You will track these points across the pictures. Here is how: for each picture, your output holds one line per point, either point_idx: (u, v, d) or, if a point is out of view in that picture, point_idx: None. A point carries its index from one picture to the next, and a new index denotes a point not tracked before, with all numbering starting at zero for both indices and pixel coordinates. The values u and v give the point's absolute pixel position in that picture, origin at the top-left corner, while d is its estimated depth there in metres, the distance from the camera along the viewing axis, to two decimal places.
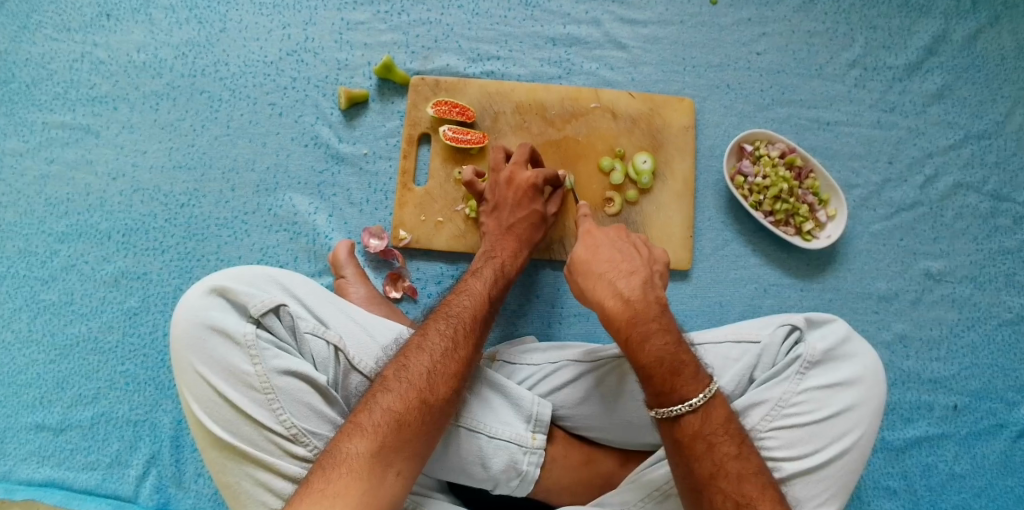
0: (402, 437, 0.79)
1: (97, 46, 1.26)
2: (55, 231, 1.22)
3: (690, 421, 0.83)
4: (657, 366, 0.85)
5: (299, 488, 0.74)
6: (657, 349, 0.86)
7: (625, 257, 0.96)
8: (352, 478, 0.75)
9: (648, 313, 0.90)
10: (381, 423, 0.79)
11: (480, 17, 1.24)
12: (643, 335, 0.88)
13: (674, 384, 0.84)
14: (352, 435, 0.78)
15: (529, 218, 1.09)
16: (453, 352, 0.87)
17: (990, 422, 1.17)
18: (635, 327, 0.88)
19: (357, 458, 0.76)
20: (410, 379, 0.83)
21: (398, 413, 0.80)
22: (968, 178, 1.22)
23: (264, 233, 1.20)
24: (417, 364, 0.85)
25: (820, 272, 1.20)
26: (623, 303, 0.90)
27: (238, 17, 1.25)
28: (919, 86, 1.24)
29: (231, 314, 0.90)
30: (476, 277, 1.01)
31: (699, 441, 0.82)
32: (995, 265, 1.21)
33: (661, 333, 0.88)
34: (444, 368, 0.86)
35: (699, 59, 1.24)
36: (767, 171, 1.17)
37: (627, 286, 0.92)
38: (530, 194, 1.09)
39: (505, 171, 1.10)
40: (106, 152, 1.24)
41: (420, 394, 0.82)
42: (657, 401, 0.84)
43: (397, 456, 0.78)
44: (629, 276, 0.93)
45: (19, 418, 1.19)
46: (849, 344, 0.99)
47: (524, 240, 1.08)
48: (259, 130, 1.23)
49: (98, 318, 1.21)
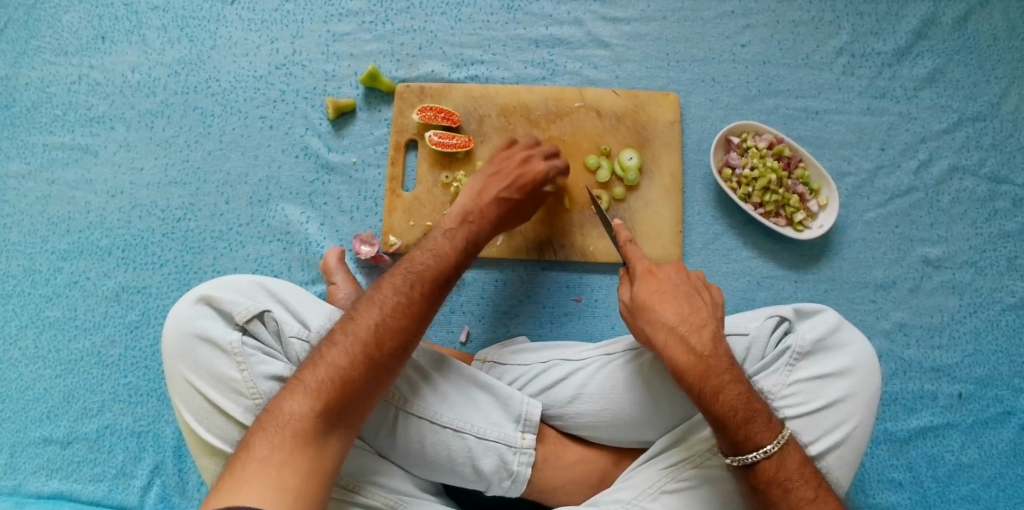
0: (346, 396, 0.79)
1: (94, 68, 1.30)
2: (58, 249, 1.26)
3: (766, 467, 0.85)
4: (732, 416, 0.85)
5: (239, 450, 0.75)
6: (731, 399, 0.86)
7: (693, 307, 0.92)
8: (293, 439, 0.75)
9: (719, 367, 0.87)
10: (324, 381, 0.79)
11: (463, 23, 1.25)
12: (718, 387, 0.86)
13: (748, 431, 0.85)
14: (294, 395, 0.78)
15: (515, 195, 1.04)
16: (405, 307, 0.85)
17: (996, 409, 1.15)
18: (709, 381, 0.86)
19: (297, 417, 0.77)
20: (356, 334, 0.83)
21: (342, 370, 0.80)
22: (963, 161, 1.20)
23: (258, 244, 1.22)
24: (365, 318, 0.84)
25: (814, 263, 1.18)
26: (696, 357, 0.88)
27: (228, 34, 1.28)
28: (909, 71, 1.22)
29: (219, 323, 0.92)
30: (441, 233, 0.97)
31: (775, 486, 0.84)
32: (996, 249, 1.18)
33: (736, 383, 0.87)
34: (393, 322, 0.84)
35: (683, 54, 1.23)
36: (755, 163, 1.16)
37: (701, 342, 0.89)
38: (537, 182, 1.06)
39: (522, 152, 1.08)
40: (105, 170, 1.27)
41: (366, 350, 0.82)
42: (733, 449, 0.85)
43: (339, 415, 0.78)
44: (701, 329, 0.90)
45: (29, 431, 1.22)
46: (840, 333, 0.97)
47: (502, 203, 1.03)
48: (251, 143, 1.25)
49: (101, 332, 1.24)
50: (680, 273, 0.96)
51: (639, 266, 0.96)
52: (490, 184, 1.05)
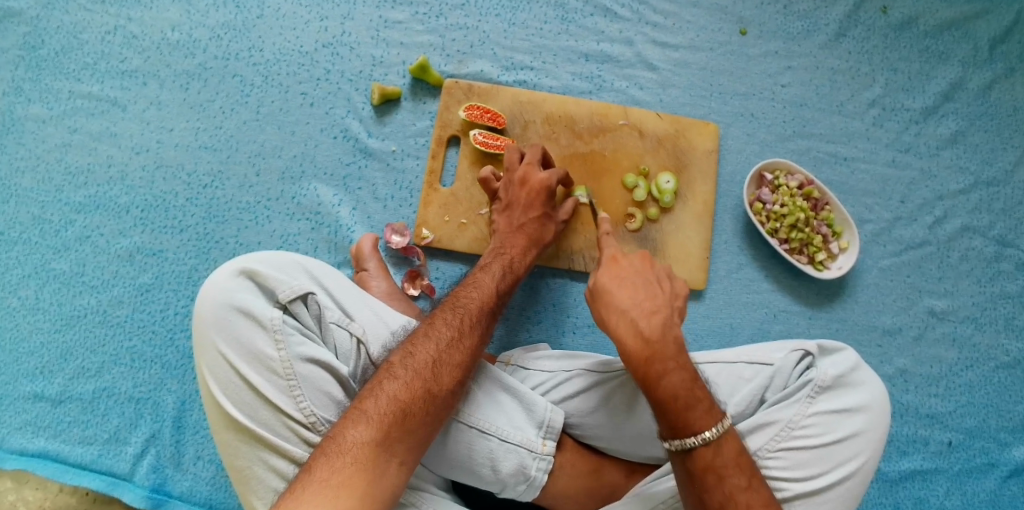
0: (406, 428, 0.81)
1: (131, 21, 1.26)
2: (73, 201, 1.21)
3: (702, 453, 0.84)
4: (671, 401, 0.86)
5: (301, 474, 0.76)
6: (673, 386, 0.86)
7: (649, 293, 0.93)
8: (356, 468, 0.77)
9: (661, 350, 0.88)
10: (386, 413, 0.81)
11: (517, 27, 1.26)
12: (661, 374, 0.87)
13: (687, 418, 0.85)
14: (357, 423, 0.80)
15: (538, 219, 1.10)
16: (458, 342, 0.90)
17: (982, 460, 1.21)
18: (652, 366, 0.87)
19: (361, 445, 0.79)
20: (415, 368, 0.86)
21: (403, 403, 0.83)
22: (974, 222, 1.26)
23: (286, 220, 1.20)
24: (423, 352, 0.88)
25: (828, 302, 1.23)
26: (642, 341, 0.89)
27: (277, 6, 1.26)
28: (934, 130, 1.28)
29: (260, 299, 0.90)
30: (485, 271, 1.03)
31: (710, 473, 0.84)
32: (996, 308, 1.25)
33: (679, 371, 0.87)
34: (449, 359, 0.88)
35: (725, 86, 1.27)
36: (785, 201, 1.20)
37: (649, 326, 0.90)
38: (544, 196, 1.10)
39: (519, 171, 1.11)
40: (132, 126, 1.23)
41: (426, 385, 0.85)
42: (671, 434, 0.86)
43: (400, 446, 0.81)
44: (651, 314, 0.91)
45: (19, 385, 1.17)
46: (859, 372, 1.01)
47: (527, 235, 1.09)
48: (289, 118, 1.23)
49: (109, 292, 1.20)
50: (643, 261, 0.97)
51: (606, 252, 0.99)
52: (510, 217, 1.11)
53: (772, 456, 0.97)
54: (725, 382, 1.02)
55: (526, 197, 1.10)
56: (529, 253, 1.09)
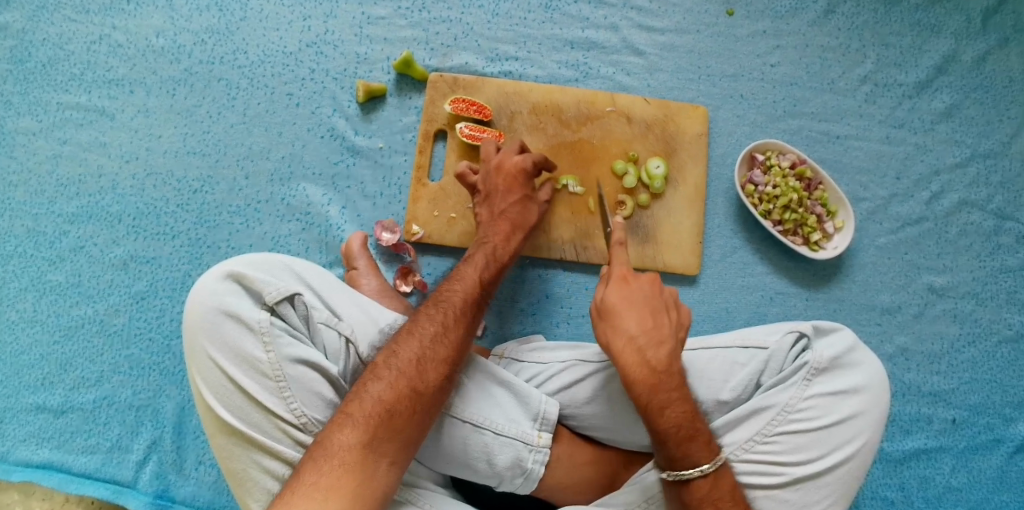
0: (393, 427, 0.82)
1: (115, 29, 1.26)
2: (65, 212, 1.22)
3: (699, 485, 0.87)
4: (673, 432, 0.87)
5: (290, 477, 0.77)
6: (676, 416, 0.88)
7: (658, 321, 0.93)
8: (345, 470, 0.77)
9: (665, 380, 0.89)
10: (372, 413, 0.81)
11: (500, 17, 1.26)
12: (665, 404, 0.88)
13: (687, 449, 0.87)
14: (343, 426, 0.81)
15: (518, 203, 1.09)
16: (442, 336, 0.90)
17: (987, 437, 1.19)
18: (658, 397, 0.88)
19: (348, 448, 0.79)
20: (400, 366, 0.86)
21: (389, 403, 0.83)
22: (972, 196, 1.24)
23: (277, 222, 1.20)
24: (407, 350, 0.88)
25: (825, 283, 1.21)
26: (650, 371, 0.89)
27: (259, 7, 1.26)
28: (928, 104, 1.26)
29: (247, 302, 0.90)
30: (468, 264, 1.02)
31: (706, 504, 0.87)
32: (997, 282, 1.23)
33: (682, 402, 0.89)
34: (435, 355, 0.88)
35: (713, 68, 1.26)
36: (777, 182, 1.19)
37: (658, 357, 0.91)
38: (521, 180, 1.09)
39: (494, 159, 1.11)
40: (121, 135, 1.24)
41: (411, 384, 0.85)
42: (669, 463, 0.88)
43: (388, 446, 0.81)
44: (660, 343, 0.91)
45: (21, 398, 1.18)
46: (855, 352, 0.99)
47: (511, 222, 1.08)
48: (276, 119, 1.23)
49: (105, 301, 1.20)
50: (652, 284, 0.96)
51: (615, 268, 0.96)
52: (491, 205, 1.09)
53: (767, 441, 0.96)
54: (719, 368, 1.01)
55: (506, 183, 1.09)
56: (514, 239, 1.07)
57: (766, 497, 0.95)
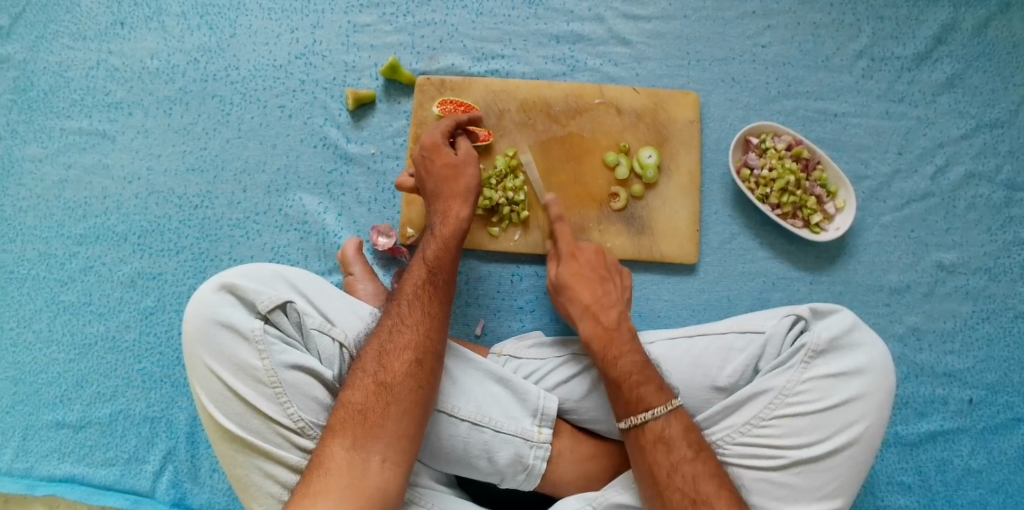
0: (368, 426, 0.84)
1: (112, 54, 1.30)
2: (74, 234, 1.26)
3: (653, 428, 0.91)
4: (626, 377, 0.94)
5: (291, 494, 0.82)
6: (628, 363, 0.95)
7: (607, 290, 1.04)
8: (329, 474, 0.81)
9: (617, 337, 0.98)
10: (346, 418, 0.85)
11: (484, 16, 1.26)
12: (617, 354, 0.96)
13: (640, 394, 0.92)
14: (327, 436, 0.85)
15: (444, 168, 1.06)
16: (396, 324, 0.92)
17: (1006, 416, 1.16)
18: (609, 348, 0.97)
19: (330, 454, 0.82)
20: (364, 368, 0.89)
21: (359, 404, 0.86)
22: (980, 167, 1.20)
23: (275, 233, 1.22)
24: (369, 350, 0.91)
25: (829, 265, 1.19)
26: (600, 327, 0.99)
27: (248, 22, 1.28)
28: (928, 76, 1.23)
29: (241, 311, 0.92)
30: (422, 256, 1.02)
31: (659, 445, 0.90)
32: (1010, 255, 1.19)
33: (633, 352, 0.97)
34: (394, 345, 0.90)
35: (703, 53, 1.24)
36: (774, 164, 1.17)
37: (607, 317, 1.01)
38: (438, 148, 1.07)
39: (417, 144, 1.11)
40: (123, 156, 1.27)
41: (376, 380, 0.88)
42: (626, 410, 0.93)
43: (368, 445, 0.83)
44: (609, 307, 1.02)
45: (41, 415, 1.22)
46: (856, 333, 0.98)
47: (443, 196, 1.04)
48: (270, 132, 1.25)
49: (115, 318, 1.24)
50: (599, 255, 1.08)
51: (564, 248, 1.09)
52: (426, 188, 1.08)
53: (766, 425, 0.94)
54: (716, 355, 1.00)
55: (422, 166, 1.07)
56: (455, 207, 1.03)
57: (766, 482, 0.94)
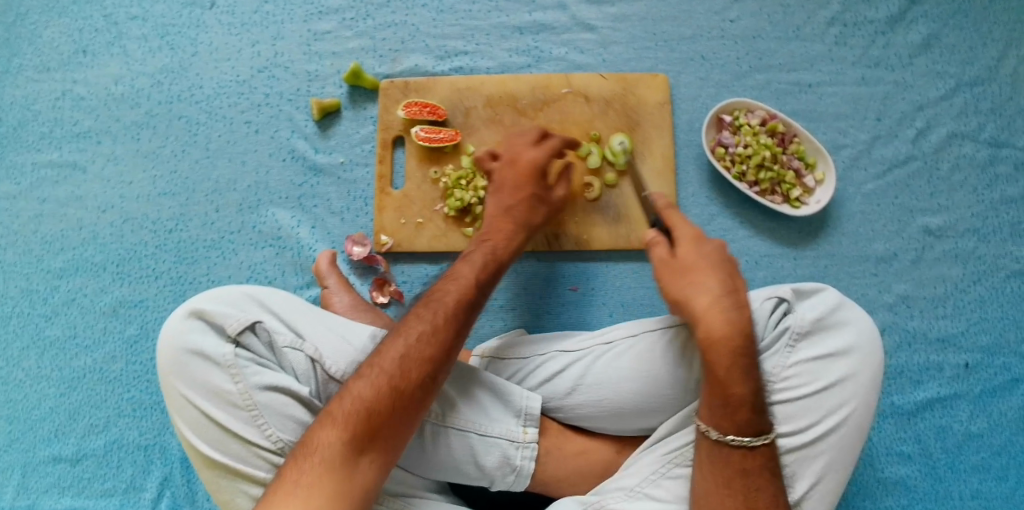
0: (371, 426, 0.77)
1: (77, 83, 1.29)
2: (54, 268, 1.26)
3: (761, 453, 0.86)
4: (745, 399, 0.86)
5: (273, 478, 0.75)
6: (750, 383, 0.87)
7: (735, 286, 0.92)
8: (324, 470, 0.74)
9: (745, 344, 0.88)
10: (353, 414, 0.77)
11: (445, 14, 1.24)
12: (744, 370, 0.87)
13: (754, 419, 0.86)
14: (325, 424, 0.77)
15: (528, 200, 1.06)
16: (429, 335, 0.84)
17: (1004, 378, 1.13)
18: (734, 360, 0.87)
19: (326, 447, 0.75)
20: (383, 363, 0.81)
21: (369, 402, 0.78)
22: (962, 127, 1.18)
23: (251, 250, 1.21)
24: (392, 348, 0.83)
25: (812, 240, 1.16)
26: (734, 331, 0.88)
27: (208, 40, 1.28)
28: (903, 38, 1.20)
29: (212, 337, 0.92)
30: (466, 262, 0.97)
31: (765, 471, 0.86)
32: (999, 215, 1.16)
33: (754, 368, 0.88)
34: (420, 352, 0.82)
35: (670, 33, 1.21)
36: (749, 140, 1.14)
37: (739, 320, 0.89)
38: (535, 178, 1.07)
39: (511, 152, 1.10)
40: (95, 186, 1.27)
41: (393, 381, 0.80)
42: (739, 429, 0.86)
43: (368, 447, 0.77)
44: (738, 307, 0.89)
45: (37, 451, 1.21)
46: (841, 311, 0.96)
47: (519, 226, 1.05)
48: (238, 149, 1.24)
49: (101, 349, 1.24)
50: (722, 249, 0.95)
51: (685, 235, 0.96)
52: (498, 200, 1.07)
53: None
54: None
55: (512, 179, 1.07)
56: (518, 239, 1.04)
57: None
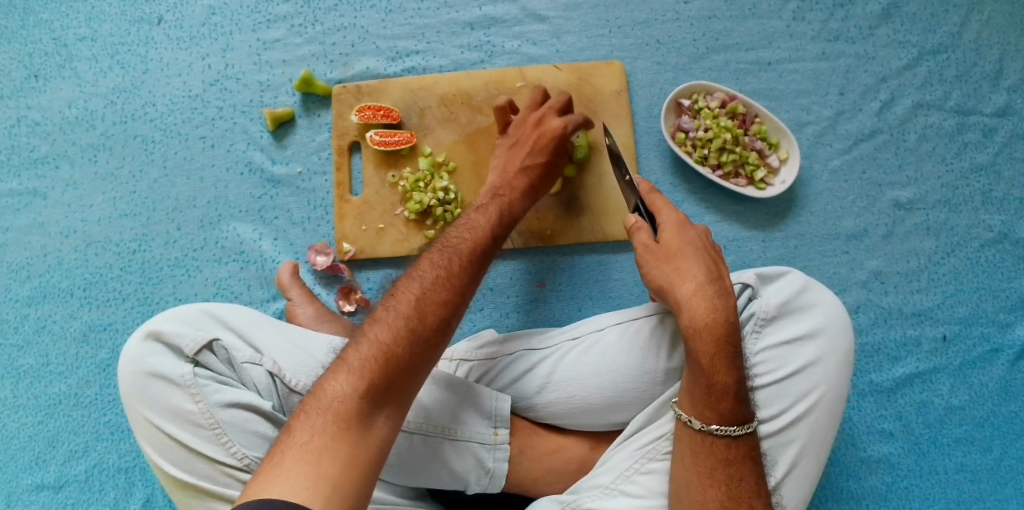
0: (389, 373, 0.72)
1: (31, 109, 1.27)
2: (20, 296, 1.25)
3: (743, 441, 0.85)
4: (728, 387, 0.84)
5: (282, 435, 0.69)
6: (734, 371, 0.85)
7: (721, 275, 0.91)
8: (339, 421, 0.68)
9: (731, 330, 0.86)
10: (369, 359, 0.72)
11: (394, 14, 1.22)
12: (729, 357, 0.85)
13: (735, 408, 0.84)
14: (338, 373, 0.72)
15: (542, 166, 1.04)
16: (445, 279, 0.81)
17: (983, 349, 1.11)
18: (720, 346, 0.85)
19: (341, 398, 0.70)
20: (398, 308, 0.77)
21: (386, 346, 0.73)
22: (927, 97, 1.15)
23: (215, 266, 1.20)
24: (406, 292, 0.79)
25: (780, 221, 1.14)
26: (719, 318, 0.86)
27: (158, 56, 1.26)
28: (862, 9, 1.17)
29: (170, 357, 0.91)
30: (479, 212, 0.95)
31: (748, 459, 0.85)
32: (969, 183, 1.14)
33: (739, 355, 0.86)
34: (435, 297, 0.79)
35: (624, 18, 1.19)
36: (709, 123, 1.12)
37: (727, 307, 0.87)
38: (556, 142, 1.04)
39: (536, 114, 1.08)
40: (56, 211, 1.25)
41: (410, 325, 0.75)
42: (723, 419, 0.84)
43: (386, 395, 0.71)
44: (725, 295, 0.88)
45: (19, 481, 1.21)
46: (807, 294, 0.94)
47: (531, 185, 1.03)
48: (195, 165, 1.23)
49: (74, 375, 1.23)
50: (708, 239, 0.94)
51: (673, 222, 0.94)
52: (514, 155, 1.06)
53: None
54: None
55: (531, 135, 1.06)
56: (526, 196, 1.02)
57: None
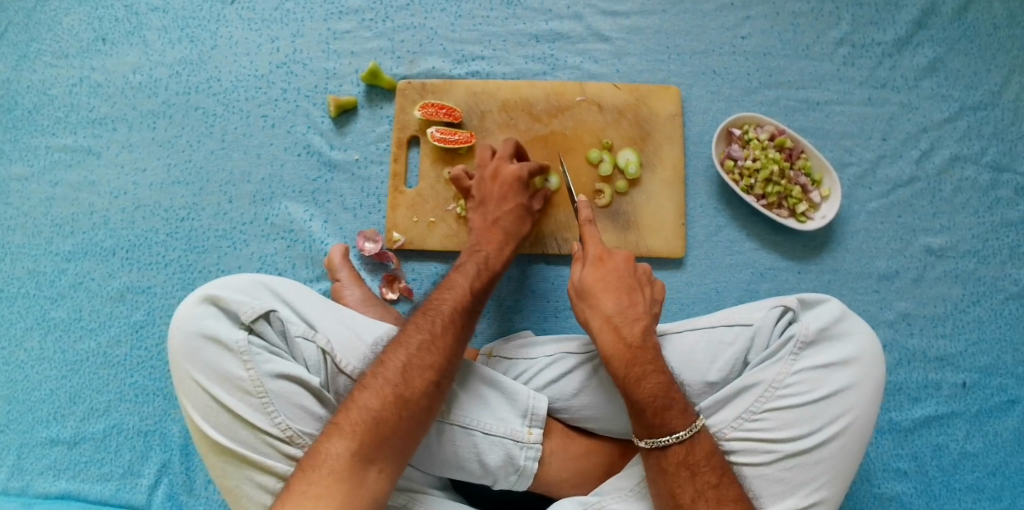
0: (381, 433, 0.80)
1: (95, 70, 1.30)
2: (62, 251, 1.26)
3: (677, 451, 0.88)
4: (651, 401, 0.90)
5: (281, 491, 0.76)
6: (652, 386, 0.91)
7: (633, 300, 0.99)
8: (334, 478, 0.76)
9: (640, 355, 0.94)
10: (359, 422, 0.80)
11: (464, 18, 1.26)
12: (641, 375, 0.92)
13: (664, 417, 0.89)
14: (331, 436, 0.80)
15: (513, 212, 1.08)
16: (430, 343, 0.89)
17: (1000, 399, 1.15)
18: (632, 369, 0.92)
19: (336, 457, 0.78)
20: (385, 374, 0.85)
21: (376, 410, 0.81)
22: (964, 150, 1.21)
23: (262, 242, 1.22)
24: (393, 359, 0.87)
25: (816, 254, 1.18)
26: (625, 345, 0.94)
27: (228, 34, 1.29)
28: (910, 60, 1.23)
29: (225, 323, 0.92)
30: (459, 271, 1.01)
31: (683, 469, 0.87)
32: (999, 237, 1.19)
33: (656, 373, 0.92)
34: (420, 361, 0.87)
35: (683, 46, 1.24)
36: (757, 154, 1.17)
37: (632, 332, 0.95)
38: (517, 187, 1.09)
39: (491, 167, 1.11)
40: (108, 172, 1.27)
41: (397, 390, 0.83)
42: (648, 432, 0.89)
43: (378, 454, 0.79)
44: (634, 322, 0.97)
45: (35, 433, 1.20)
46: (845, 323, 0.97)
47: (507, 238, 1.07)
48: (254, 142, 1.26)
49: (106, 333, 1.23)
50: (628, 264, 1.02)
51: (592, 253, 1.03)
52: (484, 213, 1.09)
53: (758, 418, 0.94)
54: (704, 348, 0.99)
55: (497, 191, 1.09)
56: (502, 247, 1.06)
57: (762, 476, 0.93)
